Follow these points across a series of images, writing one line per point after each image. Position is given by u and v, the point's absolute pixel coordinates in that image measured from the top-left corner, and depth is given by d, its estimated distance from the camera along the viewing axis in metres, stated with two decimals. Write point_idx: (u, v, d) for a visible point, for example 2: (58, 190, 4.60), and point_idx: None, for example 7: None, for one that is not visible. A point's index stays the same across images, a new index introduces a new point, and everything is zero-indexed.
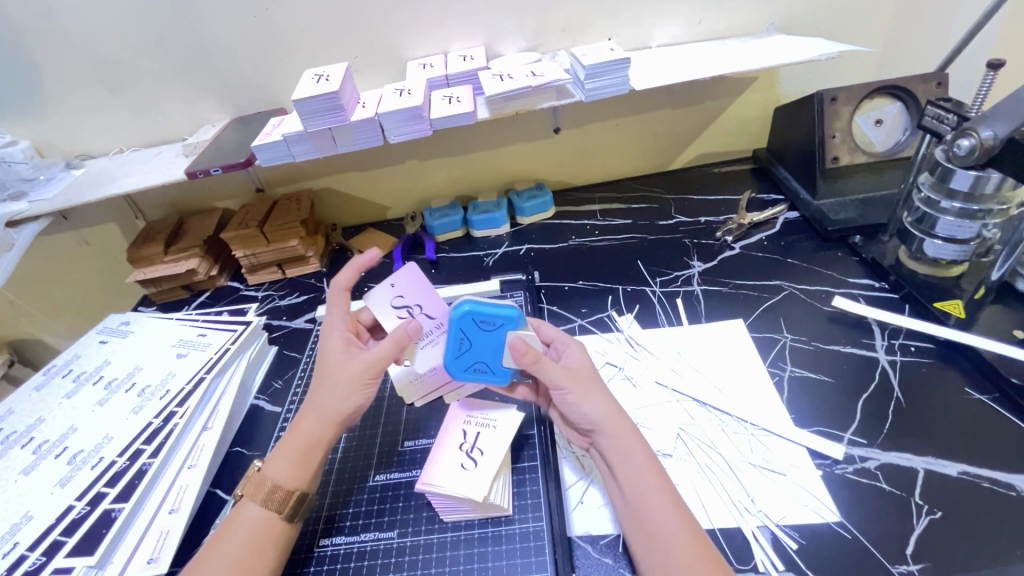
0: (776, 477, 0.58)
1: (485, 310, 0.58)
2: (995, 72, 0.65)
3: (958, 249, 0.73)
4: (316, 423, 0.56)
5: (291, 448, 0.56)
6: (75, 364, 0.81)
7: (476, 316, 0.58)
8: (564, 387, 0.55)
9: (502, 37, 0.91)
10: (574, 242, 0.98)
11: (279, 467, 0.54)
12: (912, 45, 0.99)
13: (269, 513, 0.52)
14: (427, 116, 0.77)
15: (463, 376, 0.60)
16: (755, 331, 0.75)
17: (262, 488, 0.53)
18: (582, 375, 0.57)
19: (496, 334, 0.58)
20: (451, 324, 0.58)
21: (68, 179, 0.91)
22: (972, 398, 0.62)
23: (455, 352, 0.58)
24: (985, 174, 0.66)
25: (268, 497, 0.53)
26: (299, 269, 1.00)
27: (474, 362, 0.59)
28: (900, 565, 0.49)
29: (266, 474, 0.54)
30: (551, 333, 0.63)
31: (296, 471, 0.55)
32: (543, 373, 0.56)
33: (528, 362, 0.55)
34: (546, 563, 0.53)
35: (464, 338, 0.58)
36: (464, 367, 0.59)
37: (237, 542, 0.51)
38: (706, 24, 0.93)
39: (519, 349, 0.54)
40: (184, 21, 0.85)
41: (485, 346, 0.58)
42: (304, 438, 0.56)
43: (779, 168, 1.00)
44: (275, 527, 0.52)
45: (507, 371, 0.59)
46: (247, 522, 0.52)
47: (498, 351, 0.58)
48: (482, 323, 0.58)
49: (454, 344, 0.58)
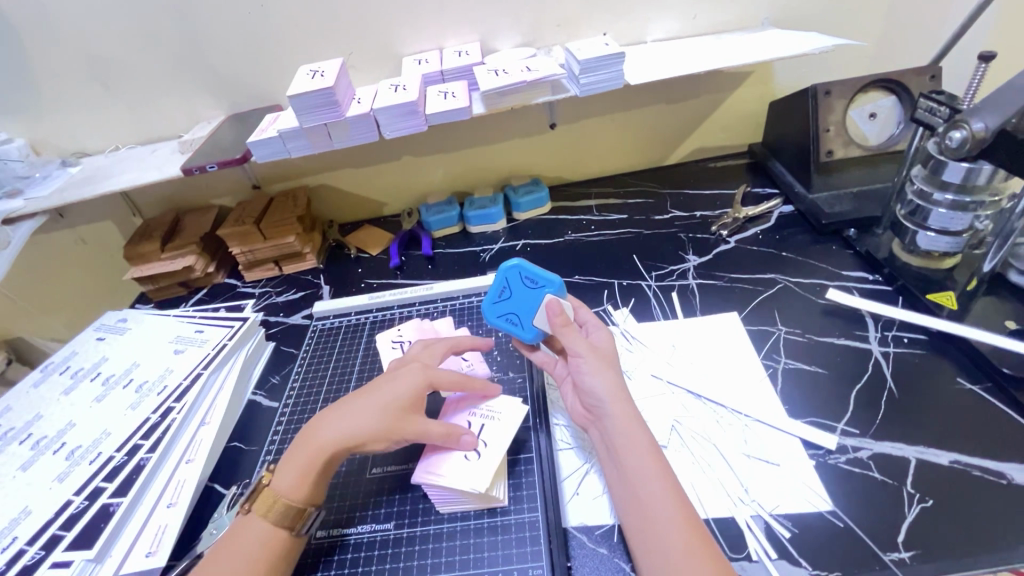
0: (769, 467, 0.58)
1: (531, 269, 0.64)
2: (987, 64, 0.65)
3: (951, 241, 0.73)
4: (330, 436, 0.56)
5: (296, 461, 0.55)
6: (73, 361, 0.82)
7: (523, 271, 0.64)
8: (581, 359, 0.57)
9: (496, 33, 0.91)
10: (570, 237, 0.98)
11: (285, 477, 0.54)
12: (905, 39, 0.99)
13: (274, 528, 0.52)
14: (423, 112, 0.78)
15: (496, 321, 0.66)
16: (748, 323, 0.75)
17: (268, 503, 0.53)
18: (602, 355, 0.58)
19: (536, 294, 0.64)
20: (501, 272, 0.65)
21: (64, 176, 0.91)
22: (964, 389, 0.63)
23: (495, 297, 0.66)
24: (976, 165, 0.66)
25: (272, 509, 0.53)
26: (296, 266, 1.00)
27: (509, 311, 0.65)
28: (891, 553, 0.50)
29: (271, 487, 0.54)
30: (586, 315, 0.64)
31: (298, 484, 0.54)
32: (565, 339, 0.58)
33: (558, 325, 0.59)
34: (541, 553, 0.53)
35: (506, 288, 0.65)
36: (498, 313, 0.65)
37: (243, 554, 0.51)
38: (700, 19, 0.93)
39: (555, 310, 0.59)
40: (179, 18, 0.85)
41: (525, 301, 0.64)
42: (312, 452, 0.55)
43: (775, 162, 1.00)
44: (280, 541, 0.52)
45: (535, 331, 0.64)
46: (252, 536, 0.52)
47: (533, 310, 0.64)
48: (527, 280, 0.64)
49: (496, 288, 0.65)
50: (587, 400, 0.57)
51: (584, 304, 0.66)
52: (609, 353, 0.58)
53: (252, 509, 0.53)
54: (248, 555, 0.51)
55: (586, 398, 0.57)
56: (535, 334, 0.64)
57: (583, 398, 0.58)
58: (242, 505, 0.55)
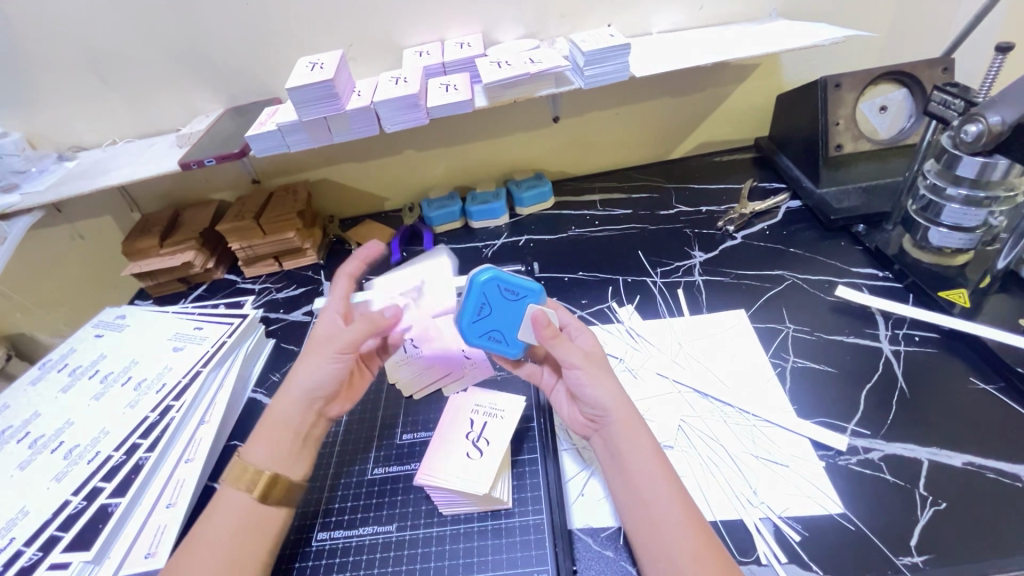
0: (779, 469, 0.57)
1: (508, 279, 0.59)
2: (1004, 56, 0.63)
3: (963, 237, 0.72)
4: (286, 402, 0.56)
5: (268, 433, 0.55)
6: (70, 359, 0.80)
7: (500, 282, 0.58)
8: (576, 367, 0.55)
9: (499, 24, 0.89)
10: (574, 233, 0.97)
11: (257, 448, 0.54)
12: (918, 30, 0.97)
13: (249, 498, 0.52)
14: (424, 105, 0.76)
15: (476, 342, 0.60)
16: (756, 321, 0.74)
17: (243, 474, 0.53)
18: (598, 360, 0.56)
19: (517, 306, 0.59)
20: (474, 288, 0.58)
21: (60, 171, 0.90)
22: (977, 388, 0.62)
23: (474, 316, 0.59)
24: (991, 160, 0.65)
25: (247, 481, 0.53)
26: (295, 261, 0.99)
27: (491, 328, 0.60)
28: (904, 557, 0.49)
29: (244, 457, 0.54)
30: (566, 318, 0.62)
31: (271, 453, 0.54)
32: (555, 350, 0.56)
33: (547, 337, 0.56)
34: (546, 556, 0.52)
35: (484, 304, 0.59)
36: (479, 332, 0.60)
37: (219, 529, 0.50)
38: (708, 9, 0.91)
39: (542, 322, 0.56)
40: (176, 9, 0.83)
41: (507, 315, 0.59)
42: (276, 420, 0.56)
43: (782, 157, 0.99)
44: (259, 515, 0.52)
45: (520, 345, 0.60)
46: (229, 511, 0.51)
47: (518, 323, 0.59)
48: (505, 291, 0.59)
49: (473, 306, 0.59)
50: (586, 408, 0.56)
51: (561, 305, 0.64)
52: (603, 357, 0.57)
53: (227, 482, 0.53)
54: (232, 533, 0.50)
55: (585, 405, 0.56)
56: (521, 349, 0.60)
57: (581, 406, 0.57)
58: (220, 479, 0.54)
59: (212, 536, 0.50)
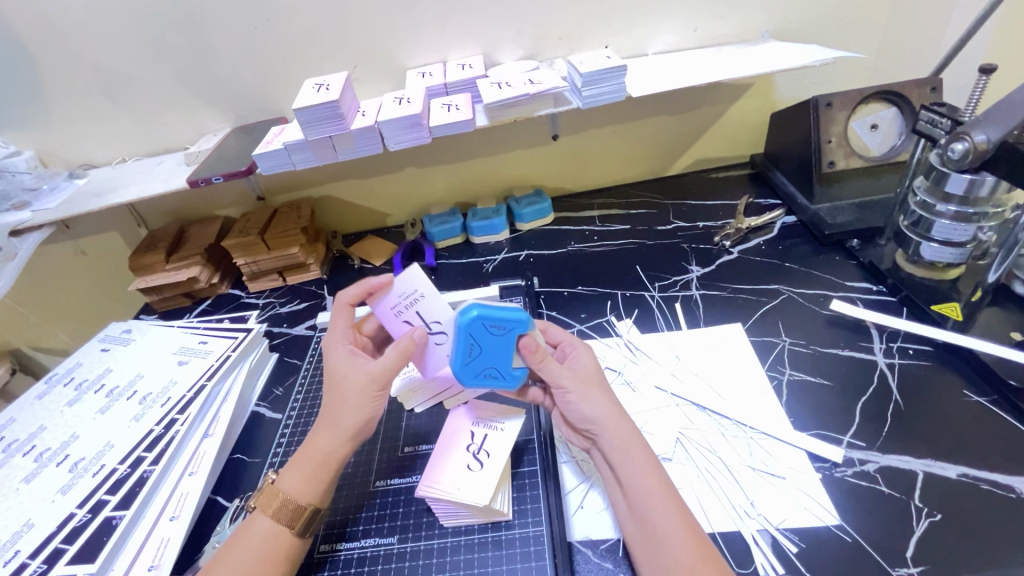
0: (776, 481, 0.58)
1: (495, 315, 0.56)
2: (988, 77, 0.65)
3: (953, 252, 0.74)
4: (331, 438, 0.56)
5: (305, 462, 0.55)
6: (76, 373, 0.82)
7: (486, 320, 0.56)
8: (567, 386, 0.56)
9: (500, 46, 0.92)
10: (573, 247, 0.98)
11: (292, 478, 0.54)
12: (907, 51, 1.00)
13: (280, 526, 0.52)
14: (427, 124, 0.78)
15: (475, 381, 0.59)
16: (752, 334, 0.75)
17: (273, 501, 0.53)
18: (588, 379, 0.57)
19: (507, 339, 0.57)
20: (460, 330, 0.56)
21: (70, 188, 0.92)
22: (971, 401, 0.63)
23: (465, 358, 0.57)
24: (979, 178, 0.67)
25: (279, 509, 0.53)
26: (299, 277, 1.00)
27: (484, 367, 0.58)
28: (901, 568, 0.49)
29: (280, 486, 0.54)
30: (559, 335, 0.63)
31: (310, 487, 0.54)
32: (545, 370, 0.57)
33: (534, 360, 0.57)
34: (546, 567, 0.53)
35: (475, 345, 0.57)
36: (474, 372, 0.58)
37: (245, 553, 0.51)
38: (702, 31, 0.94)
39: (530, 348, 0.56)
40: (187, 33, 0.86)
41: (497, 352, 0.57)
42: (319, 453, 0.55)
43: (777, 172, 1.01)
44: (284, 539, 0.52)
45: (519, 375, 0.59)
46: (257, 533, 0.52)
47: (510, 356, 0.58)
48: (491, 328, 0.56)
49: (464, 349, 0.57)
50: (579, 425, 0.57)
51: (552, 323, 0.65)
52: (592, 373, 0.58)
53: (257, 505, 0.53)
54: (255, 552, 0.51)
55: (580, 423, 0.57)
56: (518, 380, 0.60)
57: (576, 425, 0.58)
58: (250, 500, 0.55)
59: (240, 557, 0.50)
